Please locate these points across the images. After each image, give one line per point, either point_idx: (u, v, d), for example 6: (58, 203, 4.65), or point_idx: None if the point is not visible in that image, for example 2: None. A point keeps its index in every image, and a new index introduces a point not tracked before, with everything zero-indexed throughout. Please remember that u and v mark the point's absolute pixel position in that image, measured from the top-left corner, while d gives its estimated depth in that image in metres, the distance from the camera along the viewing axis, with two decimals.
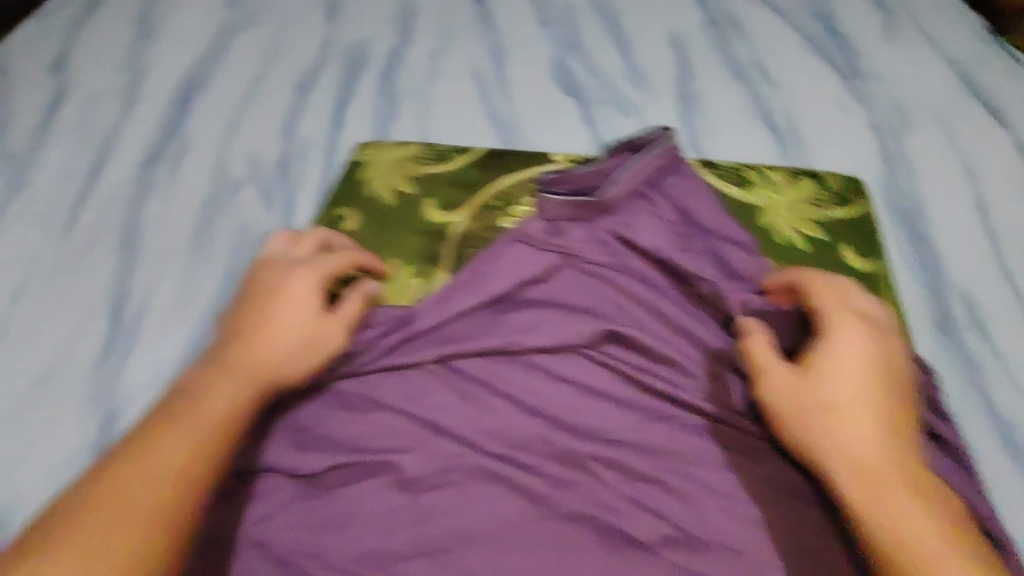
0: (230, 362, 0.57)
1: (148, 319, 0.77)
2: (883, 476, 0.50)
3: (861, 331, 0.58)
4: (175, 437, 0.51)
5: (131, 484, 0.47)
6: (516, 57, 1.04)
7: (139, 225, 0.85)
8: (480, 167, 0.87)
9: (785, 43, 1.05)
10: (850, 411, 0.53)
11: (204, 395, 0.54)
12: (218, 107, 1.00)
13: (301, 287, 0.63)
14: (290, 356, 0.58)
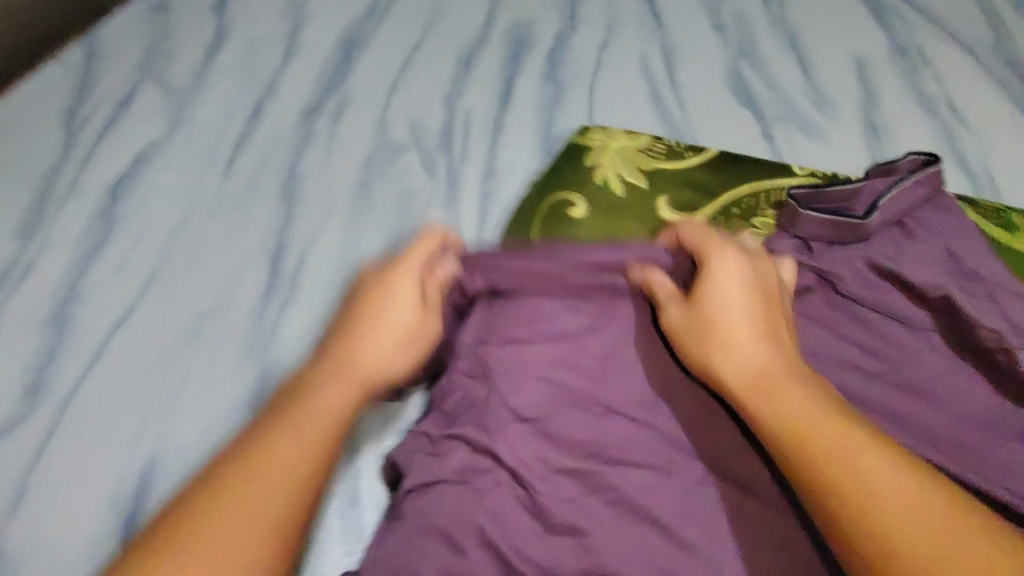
0: (337, 364, 0.56)
1: (306, 273, 0.73)
2: (828, 468, 0.45)
3: (723, 298, 0.56)
4: (289, 446, 0.49)
5: (243, 492, 0.46)
6: (688, 56, 1.00)
7: (300, 176, 0.82)
8: (716, 168, 0.83)
9: (978, 79, 0.98)
10: (755, 384, 0.52)
11: (308, 398, 0.53)
12: (376, 70, 0.95)
13: (395, 294, 0.60)
14: (376, 364, 0.57)
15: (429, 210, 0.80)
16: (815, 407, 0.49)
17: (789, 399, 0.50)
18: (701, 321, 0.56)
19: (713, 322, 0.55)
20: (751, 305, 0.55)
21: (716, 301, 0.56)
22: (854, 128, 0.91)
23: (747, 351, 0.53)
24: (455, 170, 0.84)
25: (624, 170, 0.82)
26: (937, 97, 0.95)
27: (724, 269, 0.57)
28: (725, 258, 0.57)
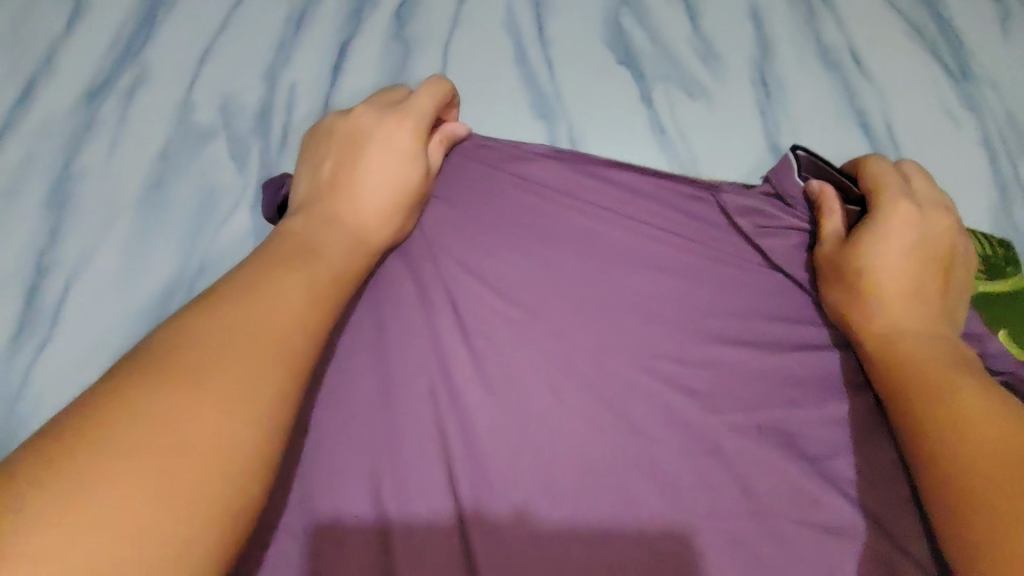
0: (297, 260, 0.50)
1: (74, 302, 0.62)
2: (932, 388, 0.49)
3: (903, 266, 0.57)
4: (290, 296, 0.46)
5: (230, 372, 0.40)
6: (562, 5, 0.85)
7: (74, 176, 0.67)
8: None
9: (887, 25, 0.86)
10: (922, 341, 0.54)
11: (275, 299, 0.45)
12: (182, 32, 0.78)
13: (370, 174, 0.58)
14: (348, 262, 0.53)
15: (233, 213, 0.67)
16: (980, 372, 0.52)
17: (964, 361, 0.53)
18: (893, 296, 0.56)
19: (918, 301, 0.56)
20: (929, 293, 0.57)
21: (913, 288, 0.57)
22: (745, 89, 0.80)
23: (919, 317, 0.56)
24: (269, 160, 0.70)
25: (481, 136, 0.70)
26: (839, 46, 0.84)
27: (901, 238, 0.58)
28: (905, 215, 0.59)
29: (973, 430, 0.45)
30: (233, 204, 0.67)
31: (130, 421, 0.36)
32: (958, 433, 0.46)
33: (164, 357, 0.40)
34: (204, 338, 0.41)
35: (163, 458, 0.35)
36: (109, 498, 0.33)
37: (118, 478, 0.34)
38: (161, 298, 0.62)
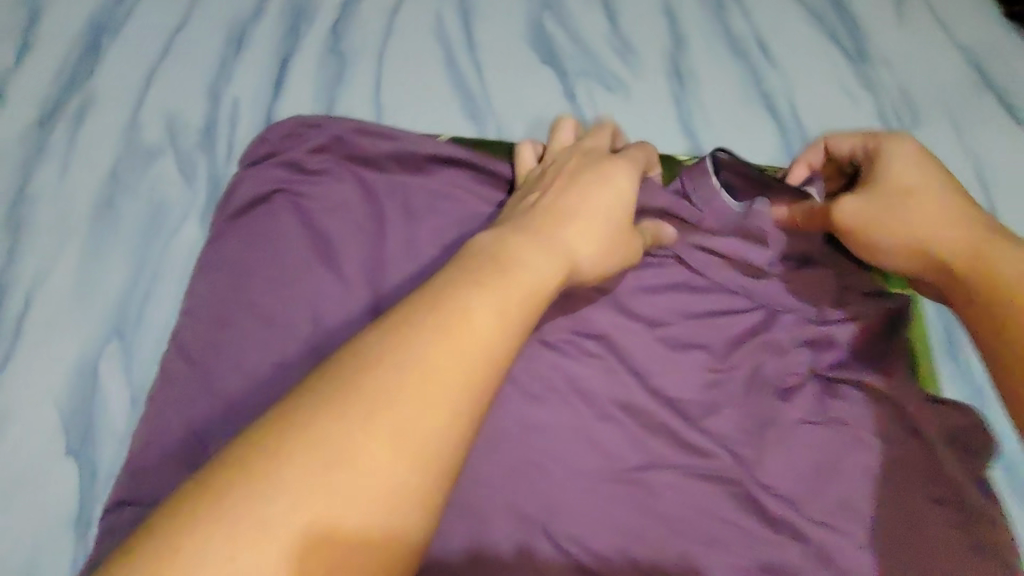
0: (536, 227, 0.46)
1: (34, 315, 0.65)
2: (960, 261, 0.52)
3: (902, 185, 0.56)
4: (483, 325, 0.38)
5: (461, 344, 0.37)
6: (488, 14, 0.90)
7: (29, 198, 0.71)
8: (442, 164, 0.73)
9: (792, 16, 0.93)
10: (948, 235, 0.54)
11: (521, 261, 0.42)
12: (126, 58, 0.82)
13: (583, 201, 0.49)
14: (601, 249, 0.48)
15: (184, 224, 0.71)
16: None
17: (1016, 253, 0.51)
18: (921, 223, 0.55)
19: (934, 206, 0.55)
20: (943, 198, 0.55)
21: (935, 199, 0.55)
22: (660, 82, 0.86)
23: (938, 223, 0.54)
24: (215, 173, 0.75)
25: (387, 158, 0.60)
26: (747, 36, 0.91)
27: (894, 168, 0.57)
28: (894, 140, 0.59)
29: (994, 266, 0.50)
30: (182, 217, 0.72)
31: (294, 439, 0.33)
32: (985, 277, 0.50)
33: (357, 352, 0.36)
34: (469, 363, 0.37)
35: (361, 444, 0.33)
36: (299, 517, 0.31)
37: (269, 535, 0.31)
38: (119, 306, 0.66)
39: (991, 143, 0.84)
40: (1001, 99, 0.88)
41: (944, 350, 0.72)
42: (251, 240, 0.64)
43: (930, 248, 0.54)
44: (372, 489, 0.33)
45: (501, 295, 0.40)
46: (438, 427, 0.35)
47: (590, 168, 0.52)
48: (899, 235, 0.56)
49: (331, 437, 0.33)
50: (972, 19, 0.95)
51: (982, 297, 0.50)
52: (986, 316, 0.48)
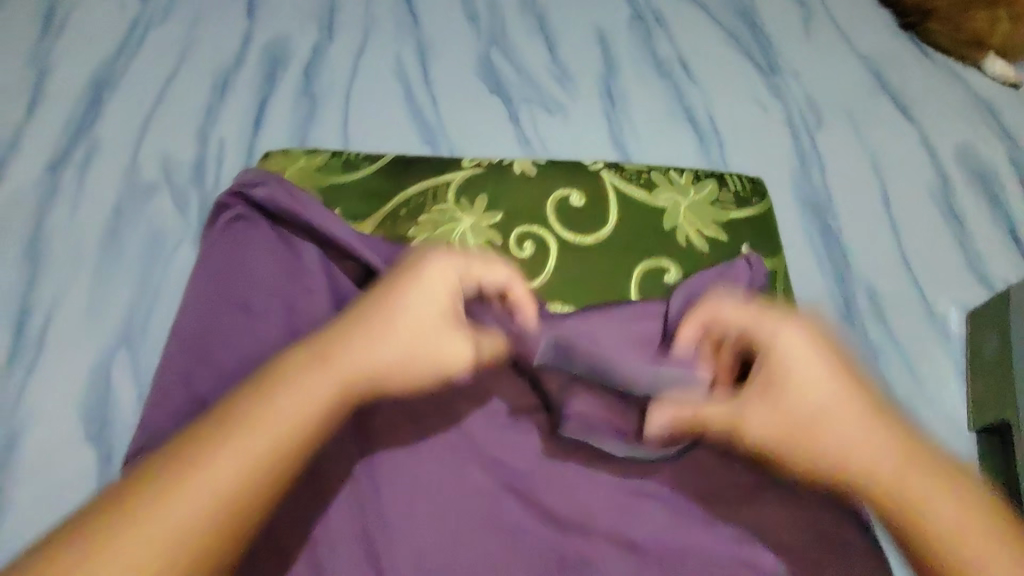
0: (342, 323, 0.50)
1: (53, 333, 0.76)
2: (853, 465, 0.50)
3: (753, 399, 0.52)
4: (324, 383, 0.46)
5: (275, 411, 0.44)
6: (441, 52, 1.03)
7: (44, 233, 0.82)
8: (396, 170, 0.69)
9: (710, 39, 1.05)
10: (822, 442, 0.50)
11: (350, 342, 0.48)
12: (124, 110, 0.94)
13: (417, 300, 0.51)
14: (393, 365, 0.49)
15: (178, 249, 0.82)
16: (886, 433, 0.50)
17: (859, 435, 0.50)
18: (825, 419, 0.51)
19: (789, 407, 0.51)
20: (822, 352, 0.52)
21: (791, 395, 0.51)
22: (595, 103, 0.98)
23: (847, 442, 0.50)
24: (206, 203, 0.86)
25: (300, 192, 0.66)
26: (671, 59, 1.03)
27: (766, 357, 0.53)
28: (792, 335, 0.53)
29: (918, 505, 0.48)
30: (177, 241, 0.82)
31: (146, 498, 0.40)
32: (910, 510, 0.48)
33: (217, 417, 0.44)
34: (303, 404, 0.45)
35: (200, 506, 0.40)
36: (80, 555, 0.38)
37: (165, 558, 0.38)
38: (125, 321, 0.77)
39: (891, 138, 0.96)
40: (897, 99, 1.00)
41: (840, 317, 0.80)
42: (230, 263, 0.61)
43: (827, 470, 0.50)
44: (253, 483, 0.42)
45: (325, 343, 0.48)
46: (291, 446, 0.43)
47: (402, 275, 0.52)
48: (785, 449, 0.51)
49: (185, 470, 0.41)
50: (871, 31, 1.07)
51: (892, 504, 0.49)
52: (882, 519, 0.50)
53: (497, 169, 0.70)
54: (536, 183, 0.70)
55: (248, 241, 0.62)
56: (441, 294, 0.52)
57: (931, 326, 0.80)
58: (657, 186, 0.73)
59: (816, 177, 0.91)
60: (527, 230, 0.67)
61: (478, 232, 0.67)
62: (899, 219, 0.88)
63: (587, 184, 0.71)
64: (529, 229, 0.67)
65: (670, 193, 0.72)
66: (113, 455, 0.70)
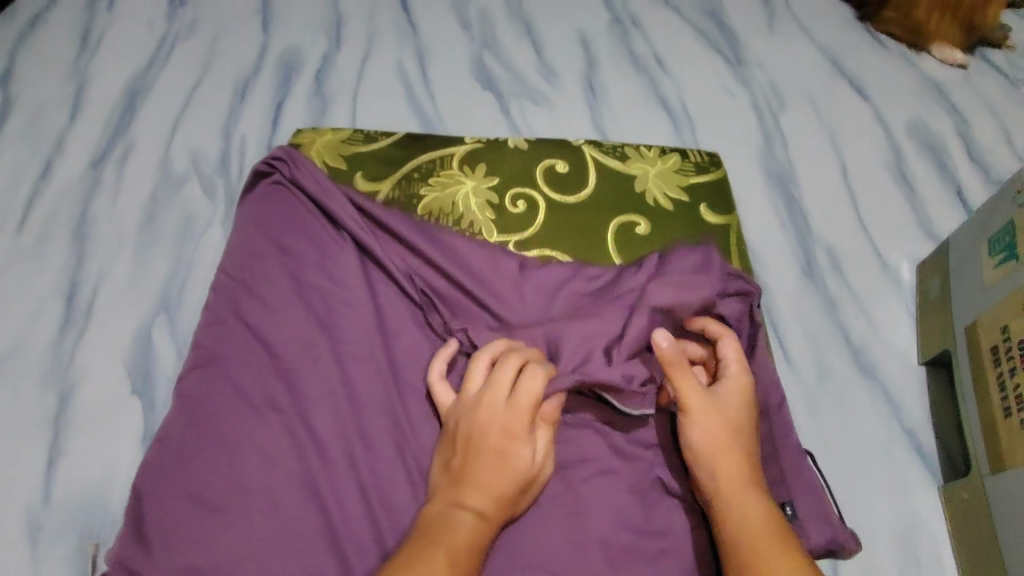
0: (464, 495, 0.53)
1: (100, 302, 0.85)
2: (720, 471, 0.56)
3: (708, 401, 0.58)
4: (467, 519, 0.52)
5: (450, 535, 0.50)
6: (438, 56, 1.14)
7: (89, 219, 0.93)
8: (406, 146, 0.78)
9: (682, 35, 1.16)
10: (719, 445, 0.56)
11: (490, 474, 0.54)
12: (157, 114, 1.06)
13: (511, 447, 0.54)
14: (504, 483, 0.53)
15: (208, 228, 0.93)
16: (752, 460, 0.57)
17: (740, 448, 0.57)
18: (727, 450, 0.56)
19: (725, 421, 0.57)
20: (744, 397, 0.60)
21: (726, 411, 0.58)
22: (577, 94, 1.09)
23: (730, 455, 0.56)
24: (232, 190, 0.97)
25: (326, 157, 0.76)
26: (646, 54, 1.14)
27: (731, 379, 0.60)
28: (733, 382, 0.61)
29: (742, 505, 0.54)
30: (207, 222, 0.93)
31: None
32: (739, 510, 0.53)
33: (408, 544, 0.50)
34: (471, 527, 0.51)
35: None
36: None
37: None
38: (162, 289, 0.87)
39: (847, 116, 1.06)
40: (853, 82, 1.10)
41: (801, 272, 0.88)
42: (263, 218, 0.70)
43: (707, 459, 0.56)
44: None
45: (455, 495, 0.53)
46: (468, 554, 0.50)
47: (487, 393, 0.56)
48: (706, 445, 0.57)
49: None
50: (829, 23, 1.18)
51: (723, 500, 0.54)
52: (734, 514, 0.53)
53: (497, 146, 0.78)
54: (531, 154, 0.78)
55: (278, 201, 0.71)
56: (466, 426, 0.56)
57: (883, 275, 0.89)
58: (631, 158, 0.79)
59: (778, 152, 1.01)
60: (522, 190, 0.75)
61: (480, 193, 0.74)
62: (854, 186, 0.97)
63: (576, 152, 0.78)
64: (524, 189, 0.75)
65: (641, 164, 0.79)
66: (157, 404, 0.78)
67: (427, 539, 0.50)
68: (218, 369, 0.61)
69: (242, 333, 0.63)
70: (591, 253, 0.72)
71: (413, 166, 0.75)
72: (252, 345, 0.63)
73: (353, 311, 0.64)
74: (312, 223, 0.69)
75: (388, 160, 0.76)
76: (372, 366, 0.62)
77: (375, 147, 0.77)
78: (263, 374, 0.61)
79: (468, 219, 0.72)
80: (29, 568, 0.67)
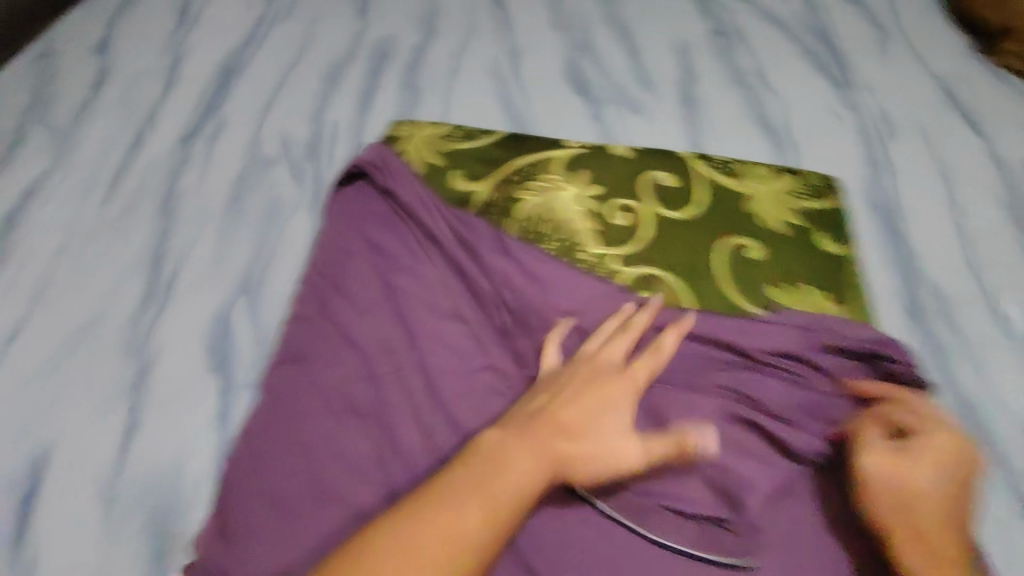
0: (501, 459, 0.50)
1: (184, 277, 0.85)
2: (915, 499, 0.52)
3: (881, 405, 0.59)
4: (495, 490, 0.48)
5: (456, 513, 0.46)
6: (531, 57, 1.13)
7: (179, 194, 0.93)
8: (506, 145, 0.75)
9: (784, 55, 1.12)
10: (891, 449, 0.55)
11: (516, 454, 0.50)
12: (249, 94, 1.06)
13: (575, 411, 0.53)
14: (543, 453, 0.51)
15: (293, 213, 0.92)
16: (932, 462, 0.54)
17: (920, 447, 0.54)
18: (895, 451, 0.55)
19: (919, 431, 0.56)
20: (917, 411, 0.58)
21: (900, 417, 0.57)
22: (674, 106, 1.05)
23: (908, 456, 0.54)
24: (319, 174, 0.97)
25: (422, 152, 0.74)
26: (747, 71, 1.10)
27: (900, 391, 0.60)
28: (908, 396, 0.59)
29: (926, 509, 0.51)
30: (293, 205, 0.93)
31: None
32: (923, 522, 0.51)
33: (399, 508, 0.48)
34: (489, 505, 0.47)
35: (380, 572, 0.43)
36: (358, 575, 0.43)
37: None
38: (245, 270, 0.86)
39: (961, 151, 0.99)
40: (970, 115, 1.03)
41: (908, 314, 0.82)
42: (356, 215, 0.69)
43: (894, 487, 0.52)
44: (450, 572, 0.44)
45: (527, 432, 0.52)
46: (510, 510, 0.47)
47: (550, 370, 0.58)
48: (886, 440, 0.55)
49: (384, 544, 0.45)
50: (945, 53, 1.11)
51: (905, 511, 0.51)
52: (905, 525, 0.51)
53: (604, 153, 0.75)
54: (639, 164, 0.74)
55: (372, 203, 0.70)
56: (573, 372, 0.57)
57: (1000, 329, 0.81)
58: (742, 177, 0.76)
59: (885, 184, 0.95)
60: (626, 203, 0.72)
61: (583, 201, 0.71)
62: (968, 228, 0.90)
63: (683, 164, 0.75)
64: (627, 202, 0.72)
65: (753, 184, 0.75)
66: (234, 387, 0.77)
67: (436, 506, 0.46)
68: (302, 369, 0.60)
69: (328, 331, 0.62)
70: (699, 275, 0.68)
71: (510, 168, 0.72)
72: (338, 343, 0.61)
73: (442, 322, 0.62)
74: (400, 225, 0.68)
75: (487, 161, 0.74)
76: (458, 378, 0.60)
77: (474, 145, 0.75)
78: (346, 373, 0.60)
79: (568, 227, 0.68)
80: (98, 539, 0.67)
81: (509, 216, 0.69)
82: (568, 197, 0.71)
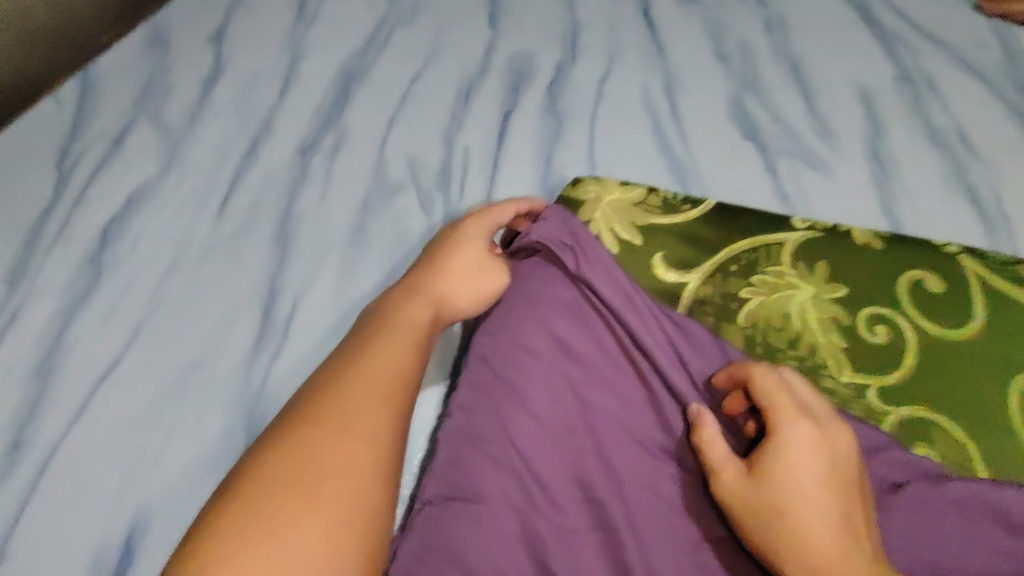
0: (352, 367, 0.53)
1: (298, 320, 0.74)
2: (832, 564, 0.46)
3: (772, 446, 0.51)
4: (351, 401, 0.51)
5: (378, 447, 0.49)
6: (689, 88, 0.98)
7: (295, 218, 0.82)
8: (732, 225, 0.70)
9: (990, 112, 0.95)
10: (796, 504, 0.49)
11: (368, 358, 0.54)
12: (372, 105, 0.94)
13: (462, 264, 0.62)
14: (406, 347, 0.56)
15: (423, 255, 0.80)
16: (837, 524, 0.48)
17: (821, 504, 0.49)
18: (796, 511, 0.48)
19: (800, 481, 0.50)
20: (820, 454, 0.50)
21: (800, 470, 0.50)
22: (860, 164, 0.90)
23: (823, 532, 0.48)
24: (451, 209, 0.84)
25: (617, 227, 0.70)
26: (945, 128, 0.94)
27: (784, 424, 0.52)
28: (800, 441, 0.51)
29: None
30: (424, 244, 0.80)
31: (251, 509, 0.44)
32: None
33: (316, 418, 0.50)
34: (351, 415, 0.50)
35: (291, 478, 0.46)
36: (274, 492, 0.45)
37: (314, 525, 0.44)
38: None
39: None
40: None
41: None
42: (539, 303, 0.62)
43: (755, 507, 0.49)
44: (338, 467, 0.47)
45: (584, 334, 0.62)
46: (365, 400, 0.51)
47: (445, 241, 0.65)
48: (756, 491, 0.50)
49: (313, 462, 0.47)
50: None
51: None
52: None
53: (848, 246, 0.68)
54: (892, 263, 0.67)
55: (558, 292, 0.63)
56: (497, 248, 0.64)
57: None
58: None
59: None
60: (878, 311, 0.64)
61: (823, 305, 0.64)
62: None
63: (949, 269, 0.67)
64: (880, 311, 0.64)
65: None
66: None
67: (316, 431, 0.48)
68: (477, 492, 0.53)
69: (506, 446, 0.55)
70: (968, 408, 0.60)
71: (732, 255, 0.67)
72: (523, 468, 0.54)
73: (643, 458, 0.56)
74: (596, 324, 0.62)
75: (703, 243, 0.68)
76: (669, 532, 0.52)
77: (679, 221, 0.70)
78: (531, 508, 0.52)
79: (807, 342, 0.62)
80: None
81: (741, 318, 0.64)
82: (804, 298, 0.65)
